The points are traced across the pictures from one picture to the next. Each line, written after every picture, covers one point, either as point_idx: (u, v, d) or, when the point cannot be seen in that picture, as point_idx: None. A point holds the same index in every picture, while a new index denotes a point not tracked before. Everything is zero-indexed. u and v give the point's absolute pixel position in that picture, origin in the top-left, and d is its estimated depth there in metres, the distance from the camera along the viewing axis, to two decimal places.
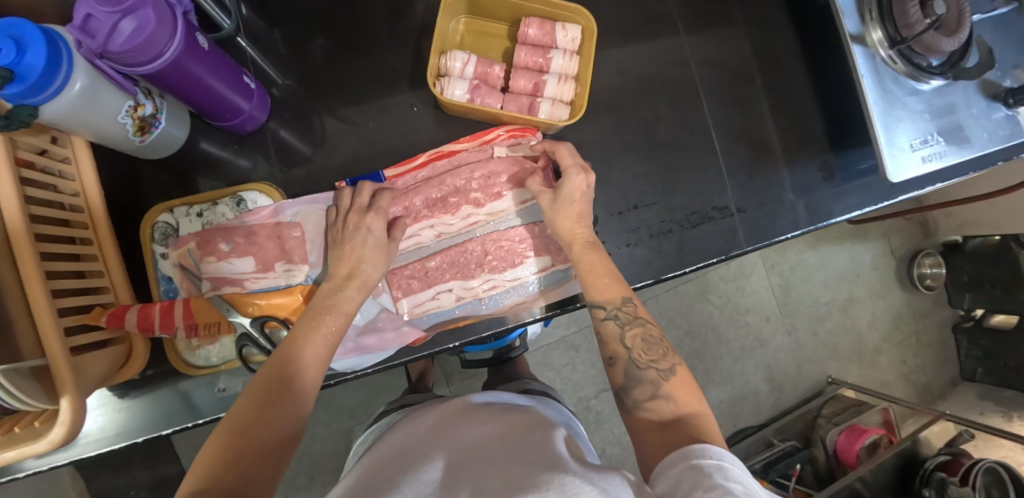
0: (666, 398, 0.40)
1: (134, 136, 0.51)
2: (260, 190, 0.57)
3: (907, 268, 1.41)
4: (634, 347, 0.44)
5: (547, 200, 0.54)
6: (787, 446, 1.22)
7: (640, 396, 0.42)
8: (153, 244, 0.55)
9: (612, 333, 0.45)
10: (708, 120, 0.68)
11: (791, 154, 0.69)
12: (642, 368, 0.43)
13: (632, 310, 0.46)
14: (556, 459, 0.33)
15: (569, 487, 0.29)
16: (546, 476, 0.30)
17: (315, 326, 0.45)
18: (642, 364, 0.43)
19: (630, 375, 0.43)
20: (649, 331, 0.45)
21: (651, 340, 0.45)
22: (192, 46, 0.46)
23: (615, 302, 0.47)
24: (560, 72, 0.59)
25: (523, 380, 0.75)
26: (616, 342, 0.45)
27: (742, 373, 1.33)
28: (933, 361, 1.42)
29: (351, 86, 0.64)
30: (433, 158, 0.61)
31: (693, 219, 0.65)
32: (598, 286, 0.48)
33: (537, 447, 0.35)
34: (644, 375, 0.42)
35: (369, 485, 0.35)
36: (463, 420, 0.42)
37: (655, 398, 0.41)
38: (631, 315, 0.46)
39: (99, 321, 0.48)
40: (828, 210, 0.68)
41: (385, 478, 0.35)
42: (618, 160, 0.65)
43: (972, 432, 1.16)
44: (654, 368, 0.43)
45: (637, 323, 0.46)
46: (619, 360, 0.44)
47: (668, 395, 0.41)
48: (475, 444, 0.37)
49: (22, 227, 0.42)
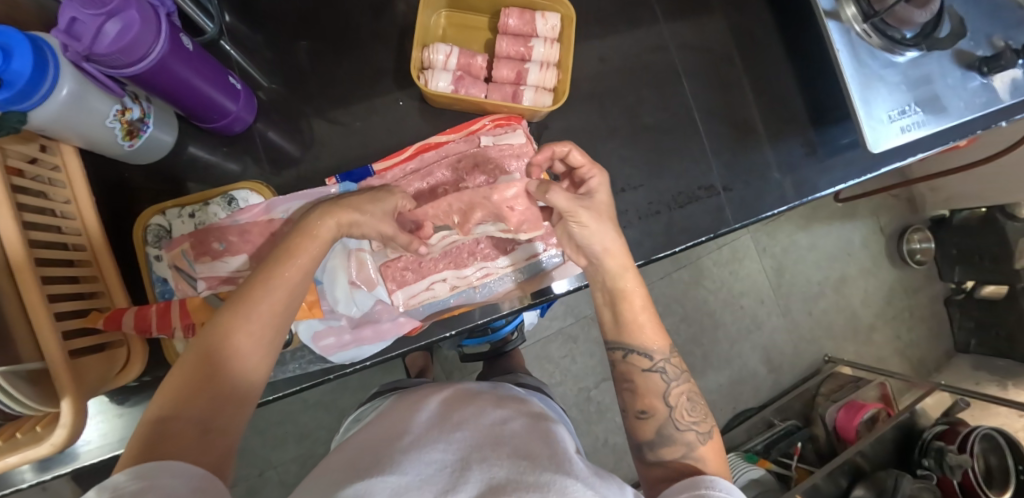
0: (699, 461, 0.44)
1: (123, 140, 0.51)
2: (251, 188, 0.58)
3: (897, 244, 1.42)
4: (677, 406, 0.46)
5: (585, 216, 0.46)
6: (788, 426, 1.26)
7: (671, 454, 0.45)
8: (146, 247, 0.55)
9: (656, 387, 0.47)
10: (691, 102, 0.68)
11: (774, 132, 0.69)
12: (681, 429, 0.45)
13: (678, 366, 0.48)
14: (560, 458, 0.33)
15: (570, 491, 0.29)
16: (547, 475, 0.30)
17: (290, 261, 0.40)
18: (683, 425, 0.45)
19: (665, 433, 0.45)
20: (696, 391, 0.47)
21: (694, 401, 0.47)
22: (177, 47, 0.46)
23: (662, 355, 0.48)
24: (542, 59, 0.60)
25: (515, 373, 0.78)
26: (657, 397, 0.47)
27: (740, 355, 1.34)
28: (927, 334, 1.44)
29: (336, 84, 0.64)
30: (421, 150, 0.61)
31: (680, 200, 0.66)
32: (646, 332, 0.48)
33: (539, 442, 0.35)
34: (681, 436, 0.45)
35: (368, 460, 0.34)
36: (466, 407, 0.42)
37: (686, 458, 0.44)
38: (677, 370, 0.48)
39: (97, 324, 0.49)
40: (813, 185, 0.69)
41: (380, 453, 0.35)
42: (604, 146, 0.65)
43: (968, 401, 1.18)
44: (694, 431, 0.45)
45: (682, 380, 0.48)
46: (658, 416, 0.46)
47: (700, 458, 0.44)
48: (476, 429, 0.37)
49: (23, 257, 0.42)
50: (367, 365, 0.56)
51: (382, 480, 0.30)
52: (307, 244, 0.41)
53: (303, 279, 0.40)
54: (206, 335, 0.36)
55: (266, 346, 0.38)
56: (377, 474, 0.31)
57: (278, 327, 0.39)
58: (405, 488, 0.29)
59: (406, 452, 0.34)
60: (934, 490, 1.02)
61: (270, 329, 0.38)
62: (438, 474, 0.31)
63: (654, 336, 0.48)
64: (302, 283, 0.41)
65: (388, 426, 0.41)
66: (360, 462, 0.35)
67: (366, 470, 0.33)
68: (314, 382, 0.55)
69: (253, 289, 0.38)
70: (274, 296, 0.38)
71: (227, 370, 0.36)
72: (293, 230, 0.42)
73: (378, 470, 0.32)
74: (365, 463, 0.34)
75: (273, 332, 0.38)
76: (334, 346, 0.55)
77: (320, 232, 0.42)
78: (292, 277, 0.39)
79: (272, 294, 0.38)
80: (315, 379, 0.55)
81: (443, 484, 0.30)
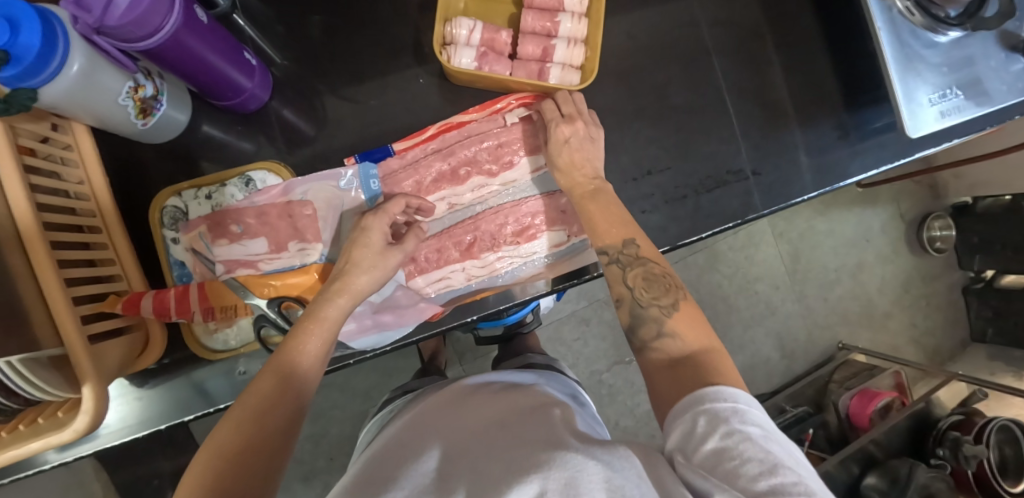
0: (672, 335, 0.39)
1: (136, 119, 0.50)
2: (269, 169, 0.56)
3: (917, 231, 1.40)
4: (636, 287, 0.43)
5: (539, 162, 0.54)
6: (800, 412, 1.24)
7: (648, 335, 0.41)
8: (163, 230, 0.54)
9: (613, 276, 0.45)
10: (721, 83, 0.65)
11: (806, 114, 0.67)
12: (644, 306, 0.42)
13: (634, 252, 0.45)
14: (558, 437, 0.32)
15: (572, 464, 0.28)
16: (547, 457, 0.29)
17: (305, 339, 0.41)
18: (644, 303, 0.42)
19: (633, 315, 0.42)
20: (650, 269, 0.43)
21: (654, 278, 0.43)
22: (191, 21, 0.44)
23: (615, 247, 0.46)
24: (569, 36, 0.56)
25: (527, 354, 0.77)
26: (618, 284, 0.45)
27: (753, 341, 1.33)
28: (943, 323, 1.42)
29: (353, 61, 0.62)
30: (443, 130, 0.59)
31: (708, 184, 0.63)
32: (601, 232, 0.48)
33: (537, 427, 0.35)
34: (647, 314, 0.41)
35: (376, 472, 0.35)
36: (463, 408, 0.42)
37: (660, 337, 0.40)
38: (633, 256, 0.45)
39: (115, 308, 0.47)
40: (844, 171, 0.66)
41: (383, 468, 0.35)
42: (630, 126, 0.63)
43: (986, 392, 1.16)
44: (657, 305, 0.41)
45: (639, 264, 0.44)
46: (623, 301, 0.44)
47: (673, 332, 0.39)
48: (473, 432, 0.37)
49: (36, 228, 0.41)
50: (387, 350, 0.54)
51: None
52: (320, 322, 0.42)
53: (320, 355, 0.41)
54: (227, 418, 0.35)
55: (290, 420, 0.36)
56: (380, 491, 0.32)
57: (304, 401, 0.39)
58: None
59: (407, 467, 0.34)
60: (946, 479, 1.01)
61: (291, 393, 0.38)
62: (438, 483, 0.31)
63: (616, 233, 0.47)
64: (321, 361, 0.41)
65: (386, 439, 0.42)
66: (362, 478, 0.35)
67: (368, 487, 0.33)
68: (332, 366, 0.54)
69: (275, 367, 0.38)
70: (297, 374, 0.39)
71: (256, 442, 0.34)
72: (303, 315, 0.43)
73: (380, 489, 0.32)
74: (366, 478, 0.34)
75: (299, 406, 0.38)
76: (355, 331, 0.53)
77: (327, 314, 0.43)
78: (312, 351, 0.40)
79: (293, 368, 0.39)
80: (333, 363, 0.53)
81: (443, 493, 0.30)
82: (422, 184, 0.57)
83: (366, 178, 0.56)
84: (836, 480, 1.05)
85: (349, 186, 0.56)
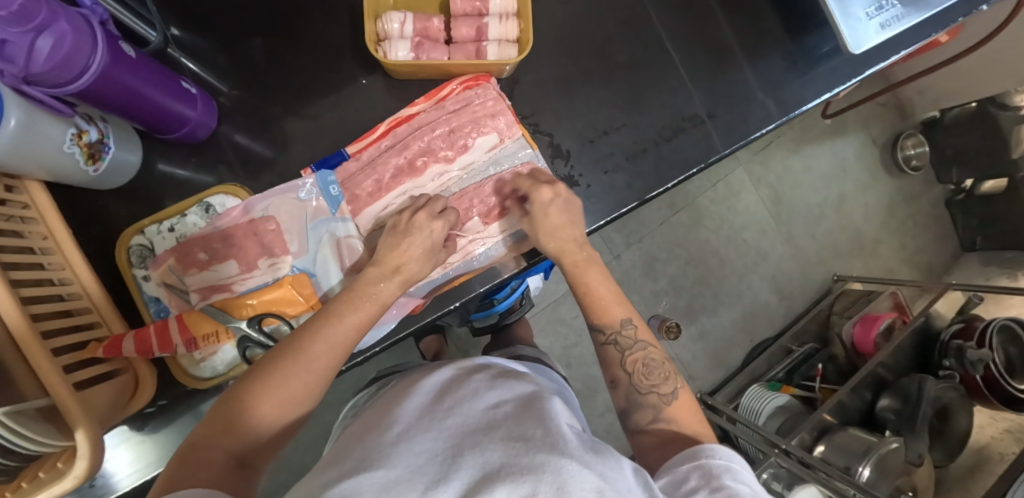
0: (668, 421, 0.44)
1: (86, 166, 0.50)
2: (227, 192, 0.56)
3: (891, 153, 1.41)
4: (635, 372, 0.47)
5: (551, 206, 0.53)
6: (807, 350, 1.26)
7: (642, 419, 0.45)
8: (132, 269, 0.54)
9: (613, 358, 0.48)
10: (662, 33, 0.66)
11: (751, 50, 0.67)
12: (644, 393, 0.46)
13: (632, 333, 0.48)
14: (554, 435, 0.32)
15: (565, 470, 0.28)
16: (541, 457, 0.29)
17: (346, 318, 0.42)
18: (643, 389, 0.46)
19: (631, 400, 0.46)
20: (650, 355, 0.47)
21: (652, 365, 0.47)
22: (119, 56, 0.44)
23: (614, 327, 0.49)
24: (500, 11, 0.56)
25: (515, 345, 0.79)
26: (616, 366, 0.48)
27: (750, 289, 1.34)
28: (932, 238, 1.43)
29: (296, 75, 0.62)
30: (393, 125, 0.59)
31: (666, 134, 0.64)
32: (596, 310, 0.49)
33: (533, 421, 0.34)
34: (645, 401, 0.45)
35: (358, 452, 0.34)
36: (460, 390, 0.41)
37: (657, 421, 0.44)
38: (632, 338, 0.48)
39: (97, 353, 0.48)
40: (798, 99, 0.67)
41: (366, 447, 0.34)
42: (579, 90, 0.63)
43: (981, 296, 1.16)
44: (656, 393, 0.46)
45: (638, 347, 0.48)
46: (620, 384, 0.48)
47: (669, 418, 0.44)
48: (470, 414, 0.36)
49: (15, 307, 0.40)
50: (377, 351, 0.56)
51: (372, 474, 0.30)
52: (363, 306, 0.43)
53: (333, 362, 0.40)
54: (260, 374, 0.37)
55: (289, 415, 0.38)
56: (367, 466, 0.31)
57: (307, 400, 0.39)
58: (395, 481, 0.29)
59: (395, 445, 0.33)
60: (956, 389, 1.02)
61: (323, 371, 0.39)
62: (429, 465, 0.30)
63: (613, 313, 0.49)
64: (338, 357, 0.41)
65: (377, 418, 0.41)
66: (350, 456, 0.34)
67: (355, 465, 0.32)
68: None
69: (284, 362, 0.38)
70: (304, 374, 0.38)
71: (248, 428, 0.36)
72: (353, 290, 0.44)
73: (366, 465, 0.31)
74: (353, 455, 0.34)
75: (302, 405, 0.38)
76: None
77: (375, 295, 0.45)
78: (344, 338, 0.41)
79: (301, 371, 0.38)
80: None
81: (433, 474, 0.29)
82: (382, 182, 0.57)
83: (325, 184, 0.56)
84: (849, 408, 1.07)
85: (310, 196, 0.56)
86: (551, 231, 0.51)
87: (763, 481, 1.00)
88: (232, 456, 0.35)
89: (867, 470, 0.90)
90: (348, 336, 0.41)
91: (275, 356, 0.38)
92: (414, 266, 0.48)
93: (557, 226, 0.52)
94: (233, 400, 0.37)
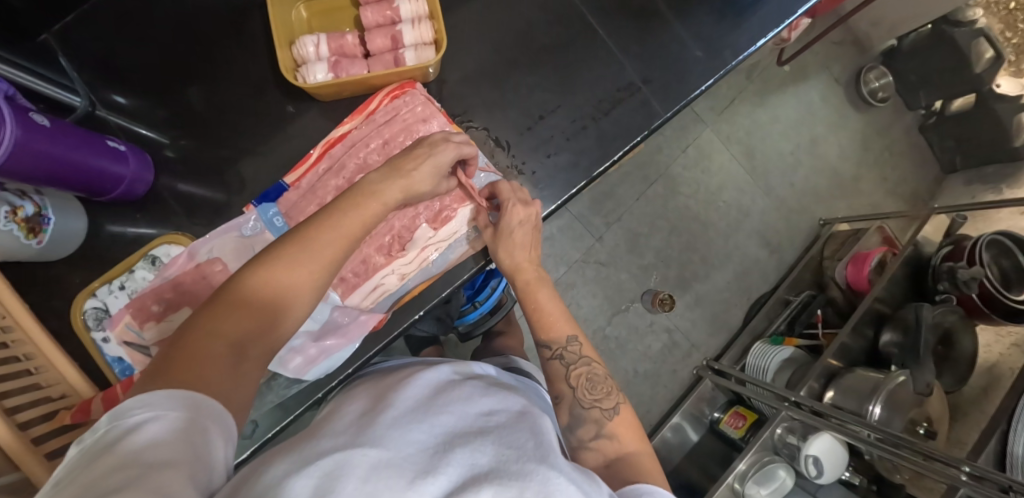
0: (609, 437, 0.42)
1: (27, 239, 0.50)
2: (170, 241, 0.58)
3: (856, 88, 1.40)
4: (578, 387, 0.47)
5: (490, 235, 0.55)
6: (804, 298, 1.24)
7: (585, 435, 0.43)
8: (90, 332, 0.55)
9: (557, 372, 0.49)
10: (582, 8, 0.65)
11: (678, 8, 0.66)
12: (586, 407, 0.45)
13: (577, 349, 0.50)
14: (540, 445, 0.32)
15: (552, 484, 0.28)
16: (526, 466, 0.28)
17: (353, 209, 0.41)
18: (586, 403, 0.45)
19: (574, 414, 0.45)
20: (593, 370, 0.48)
21: (595, 380, 0.47)
22: (31, 127, 0.43)
23: (560, 343, 0.50)
24: (411, 16, 0.56)
25: (507, 356, 0.76)
26: (560, 381, 0.48)
27: (738, 247, 1.34)
28: (912, 166, 1.42)
29: (228, 115, 0.63)
30: (327, 148, 0.59)
31: (604, 108, 0.64)
32: (543, 326, 0.51)
33: (524, 427, 0.33)
34: (588, 415, 0.44)
35: (337, 433, 0.32)
36: (452, 384, 0.39)
37: (598, 437, 0.43)
38: (577, 354, 0.50)
39: (66, 421, 0.48)
40: (733, 49, 0.66)
41: (348, 428, 0.32)
42: (509, 79, 0.63)
43: (965, 215, 1.11)
44: (598, 408, 0.45)
45: (582, 363, 0.49)
46: (564, 400, 0.47)
47: (610, 433, 0.43)
48: (462, 410, 0.34)
49: None
50: (350, 372, 0.56)
51: (359, 453, 0.27)
52: (370, 202, 0.42)
53: (340, 250, 0.39)
54: (267, 258, 0.37)
55: (292, 305, 0.37)
56: (350, 445, 0.29)
57: (309, 293, 0.38)
58: (386, 463, 0.27)
59: (384, 426, 0.31)
60: (956, 311, 0.99)
61: (330, 259, 0.39)
62: (418, 454, 0.29)
63: (560, 327, 0.51)
64: (346, 248, 0.40)
65: (358, 402, 0.38)
66: (329, 434, 0.32)
67: (336, 443, 0.30)
68: (305, 406, 0.55)
69: (289, 251, 0.37)
70: (310, 263, 0.37)
71: (253, 316, 0.34)
72: (360, 186, 0.42)
73: (352, 443, 0.29)
74: (333, 433, 0.31)
75: (305, 296, 0.37)
76: (303, 365, 0.54)
77: (385, 192, 0.43)
78: (352, 228, 0.40)
79: (306, 258, 0.37)
80: (305, 402, 0.55)
81: (421, 465, 0.27)
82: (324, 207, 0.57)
83: (268, 217, 0.57)
84: (852, 349, 1.05)
85: (256, 230, 0.57)
86: (511, 248, 0.54)
87: (776, 438, 0.96)
88: (233, 345, 0.32)
89: (878, 408, 0.87)
90: (354, 226, 0.40)
91: (276, 247, 0.37)
92: (422, 179, 0.45)
93: (520, 245, 0.54)
94: (234, 290, 0.35)
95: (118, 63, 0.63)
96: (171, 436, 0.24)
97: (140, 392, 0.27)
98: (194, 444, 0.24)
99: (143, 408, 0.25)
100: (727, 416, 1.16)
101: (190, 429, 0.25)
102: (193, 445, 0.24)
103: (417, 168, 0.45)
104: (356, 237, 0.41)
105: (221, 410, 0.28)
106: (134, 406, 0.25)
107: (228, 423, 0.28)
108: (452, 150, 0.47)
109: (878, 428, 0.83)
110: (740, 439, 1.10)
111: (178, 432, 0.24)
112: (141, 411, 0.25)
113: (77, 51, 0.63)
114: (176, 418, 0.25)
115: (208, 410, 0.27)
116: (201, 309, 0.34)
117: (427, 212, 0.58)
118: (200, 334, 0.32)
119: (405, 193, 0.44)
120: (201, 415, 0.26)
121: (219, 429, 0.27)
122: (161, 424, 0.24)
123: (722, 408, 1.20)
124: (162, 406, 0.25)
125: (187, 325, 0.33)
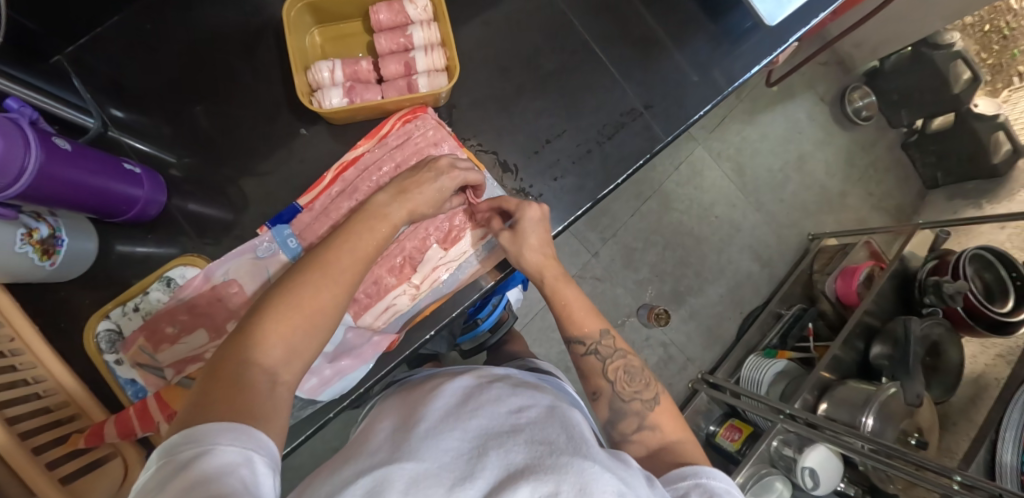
0: (652, 428, 0.45)
1: (41, 262, 0.50)
2: (185, 263, 0.58)
3: (841, 107, 1.45)
4: (617, 381, 0.49)
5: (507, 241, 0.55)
6: (795, 311, 1.27)
7: (628, 428, 0.46)
8: (103, 354, 0.55)
9: (594, 368, 0.50)
10: (585, 35, 0.68)
11: (676, 37, 0.69)
12: (626, 400, 0.47)
13: (611, 343, 0.51)
14: (577, 441, 0.32)
15: (588, 472, 0.28)
16: (564, 459, 0.29)
17: (366, 234, 0.44)
18: (626, 397, 0.48)
19: (615, 409, 0.47)
20: (629, 363, 0.49)
21: (632, 372, 0.49)
22: (55, 152, 0.44)
23: (592, 337, 0.51)
24: (424, 44, 0.59)
25: (524, 359, 0.73)
26: (599, 377, 0.50)
27: (730, 262, 1.37)
28: (896, 182, 1.47)
29: (239, 137, 0.64)
30: (340, 171, 0.60)
31: (607, 132, 0.66)
32: (574, 323, 0.52)
33: (554, 425, 0.34)
34: (629, 408, 0.47)
35: (376, 453, 0.33)
36: (478, 389, 0.40)
37: (641, 429, 0.46)
38: (611, 347, 0.51)
39: (79, 444, 0.48)
40: (729, 75, 0.69)
41: (386, 446, 0.34)
42: (515, 104, 0.65)
43: (949, 230, 1.15)
44: (638, 400, 0.47)
45: (617, 356, 0.50)
46: (603, 395, 0.49)
47: (653, 424, 0.45)
48: (493, 411, 0.35)
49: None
50: (356, 396, 0.56)
51: (399, 467, 0.30)
52: (381, 225, 0.45)
53: (359, 271, 0.41)
54: (288, 282, 0.37)
55: (322, 328, 0.37)
56: (386, 462, 0.31)
57: (333, 316, 0.38)
58: (424, 476, 0.29)
59: (421, 439, 0.33)
60: (943, 324, 1.01)
61: (348, 279, 0.40)
62: (455, 463, 0.30)
63: (591, 323, 0.52)
64: (360, 267, 0.42)
65: (388, 420, 0.40)
66: (368, 453, 0.34)
67: (376, 462, 0.32)
68: (315, 426, 0.56)
69: (314, 276, 0.38)
70: (332, 285, 0.38)
71: (282, 341, 0.34)
72: (368, 211, 0.46)
73: (393, 458, 0.31)
74: (372, 453, 0.33)
75: (331, 319, 0.38)
76: (319, 385, 0.55)
77: (390, 213, 0.46)
78: (367, 247, 0.43)
79: (329, 282, 0.38)
80: (316, 422, 0.56)
81: (459, 472, 0.29)
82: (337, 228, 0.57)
83: (282, 238, 0.58)
84: (845, 362, 1.08)
85: (269, 253, 0.57)
86: (531, 248, 0.54)
87: (772, 450, 0.98)
88: (265, 372, 0.33)
89: (871, 419, 0.89)
90: (368, 247, 0.43)
91: (300, 273, 0.38)
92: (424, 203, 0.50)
93: (535, 246, 0.54)
94: (258, 316, 0.35)
95: (132, 85, 0.64)
96: (222, 471, 0.25)
97: (183, 428, 0.27)
98: (243, 478, 0.25)
99: (192, 444, 0.26)
100: (723, 429, 1.16)
101: (236, 463, 0.26)
102: (245, 480, 0.25)
103: (417, 189, 0.50)
104: (370, 255, 0.43)
105: (267, 438, 0.29)
106: (182, 443, 0.26)
107: (272, 450, 0.29)
108: (455, 176, 0.52)
109: (872, 439, 0.85)
110: (737, 452, 1.10)
111: (224, 467, 0.25)
112: (189, 447, 0.25)
113: (88, 72, 0.63)
114: (225, 450, 0.26)
115: (250, 437, 0.27)
116: (230, 339, 0.34)
117: (435, 233, 0.60)
118: (233, 366, 0.32)
119: (411, 213, 0.49)
120: (248, 446, 0.27)
121: (265, 456, 0.28)
122: (212, 457, 0.25)
123: (718, 421, 1.21)
124: (210, 441, 0.26)
125: (216, 359, 0.33)
